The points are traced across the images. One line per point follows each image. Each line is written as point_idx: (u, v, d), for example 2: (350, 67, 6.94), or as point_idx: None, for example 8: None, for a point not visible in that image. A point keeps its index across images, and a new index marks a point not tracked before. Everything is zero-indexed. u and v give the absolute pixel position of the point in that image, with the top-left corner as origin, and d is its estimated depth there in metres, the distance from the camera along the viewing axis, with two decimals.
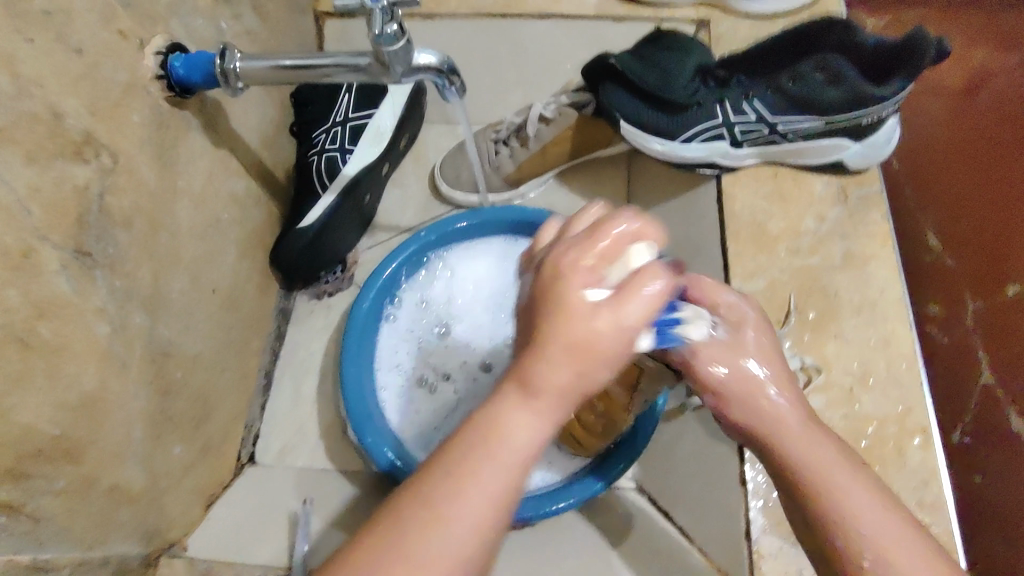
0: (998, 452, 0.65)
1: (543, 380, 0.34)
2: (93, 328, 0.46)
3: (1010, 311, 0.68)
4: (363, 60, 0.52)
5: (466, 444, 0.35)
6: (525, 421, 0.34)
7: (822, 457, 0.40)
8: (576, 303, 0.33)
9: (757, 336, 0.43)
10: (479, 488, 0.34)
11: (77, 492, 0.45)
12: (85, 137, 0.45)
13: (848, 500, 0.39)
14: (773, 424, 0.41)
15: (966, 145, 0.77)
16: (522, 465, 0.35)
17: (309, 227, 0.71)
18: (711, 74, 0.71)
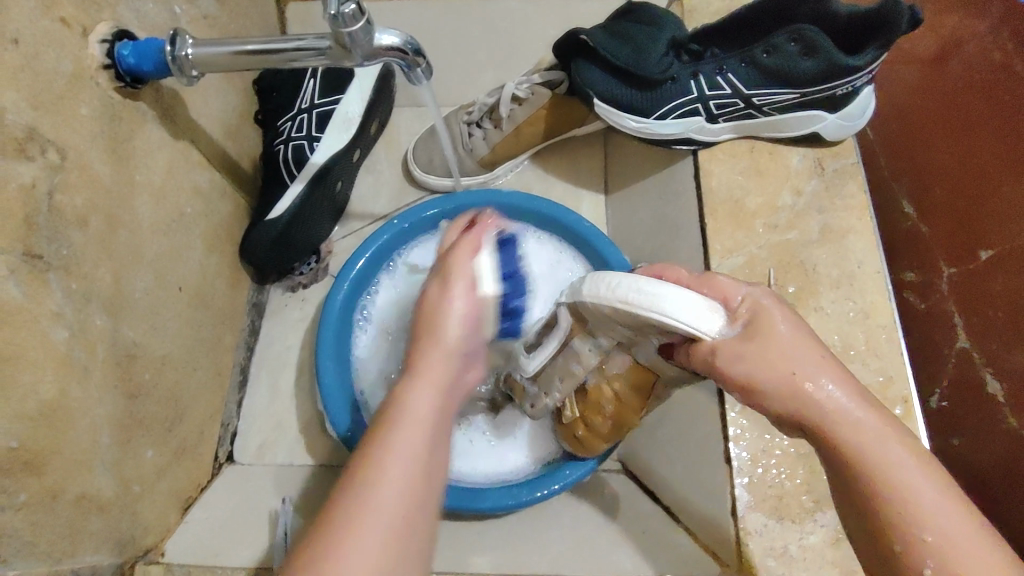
0: (973, 413, 0.65)
1: (432, 361, 0.40)
2: (50, 334, 0.44)
3: (979, 278, 0.67)
4: (325, 42, 0.50)
5: (382, 420, 0.39)
6: (421, 392, 0.39)
7: (883, 445, 0.38)
8: (458, 274, 0.43)
9: (785, 322, 0.42)
10: (403, 455, 0.37)
11: (41, 504, 0.44)
12: (28, 133, 0.43)
13: (908, 496, 0.37)
14: (827, 414, 0.39)
15: (933, 120, 0.74)
16: (426, 428, 0.38)
17: (278, 219, 0.69)
18: (684, 47, 0.70)
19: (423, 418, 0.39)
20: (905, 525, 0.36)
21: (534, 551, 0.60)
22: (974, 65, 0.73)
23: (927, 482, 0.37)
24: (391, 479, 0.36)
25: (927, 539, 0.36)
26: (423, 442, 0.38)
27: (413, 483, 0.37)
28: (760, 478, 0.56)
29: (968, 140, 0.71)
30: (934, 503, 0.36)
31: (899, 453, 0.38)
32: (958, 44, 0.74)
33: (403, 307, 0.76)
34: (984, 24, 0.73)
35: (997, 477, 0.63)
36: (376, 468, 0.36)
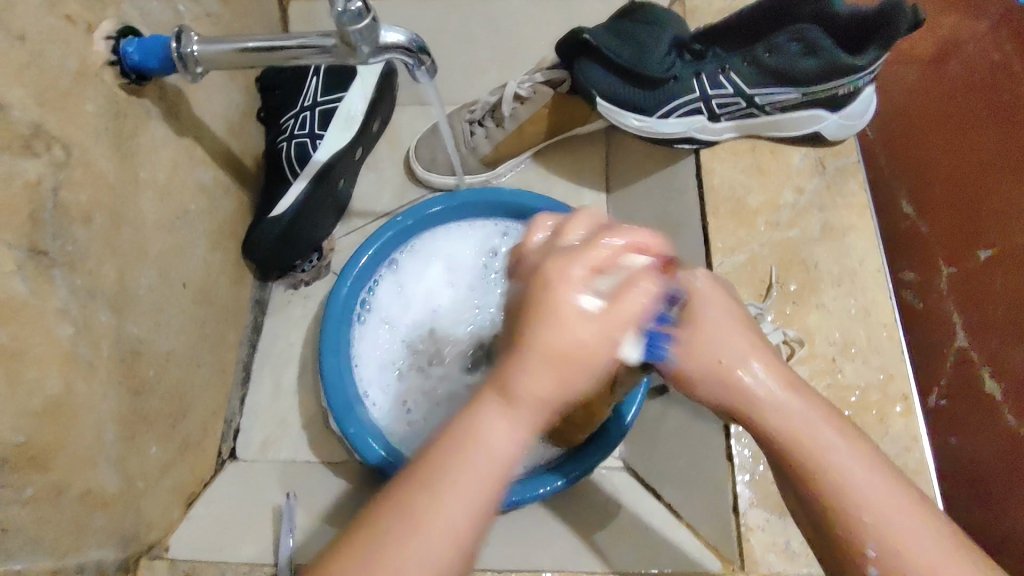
0: (973, 412, 0.65)
1: (519, 401, 0.33)
2: (55, 330, 0.44)
3: (979, 274, 0.67)
4: (329, 40, 0.50)
5: (447, 456, 0.33)
6: (504, 429, 0.33)
7: (813, 430, 0.37)
8: (568, 308, 0.33)
9: (710, 307, 0.40)
10: (461, 493, 0.32)
11: (46, 499, 0.44)
12: (34, 130, 0.43)
13: (844, 481, 0.36)
14: (754, 400, 0.38)
15: (925, 120, 0.75)
16: (499, 478, 0.33)
17: (280, 216, 0.69)
18: (687, 47, 0.71)
19: (498, 461, 0.33)
20: (844, 511, 0.36)
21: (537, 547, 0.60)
22: (975, 68, 0.73)
23: (859, 466, 0.36)
24: (440, 522, 0.32)
25: (864, 523, 0.36)
26: (485, 495, 0.33)
27: (464, 538, 0.32)
28: (763, 475, 0.57)
29: (971, 139, 0.71)
30: (869, 484, 0.36)
31: (829, 438, 0.37)
32: (956, 44, 0.75)
33: (400, 304, 0.76)
34: (983, 25, 0.74)
35: (995, 475, 0.63)
36: (437, 500, 0.32)
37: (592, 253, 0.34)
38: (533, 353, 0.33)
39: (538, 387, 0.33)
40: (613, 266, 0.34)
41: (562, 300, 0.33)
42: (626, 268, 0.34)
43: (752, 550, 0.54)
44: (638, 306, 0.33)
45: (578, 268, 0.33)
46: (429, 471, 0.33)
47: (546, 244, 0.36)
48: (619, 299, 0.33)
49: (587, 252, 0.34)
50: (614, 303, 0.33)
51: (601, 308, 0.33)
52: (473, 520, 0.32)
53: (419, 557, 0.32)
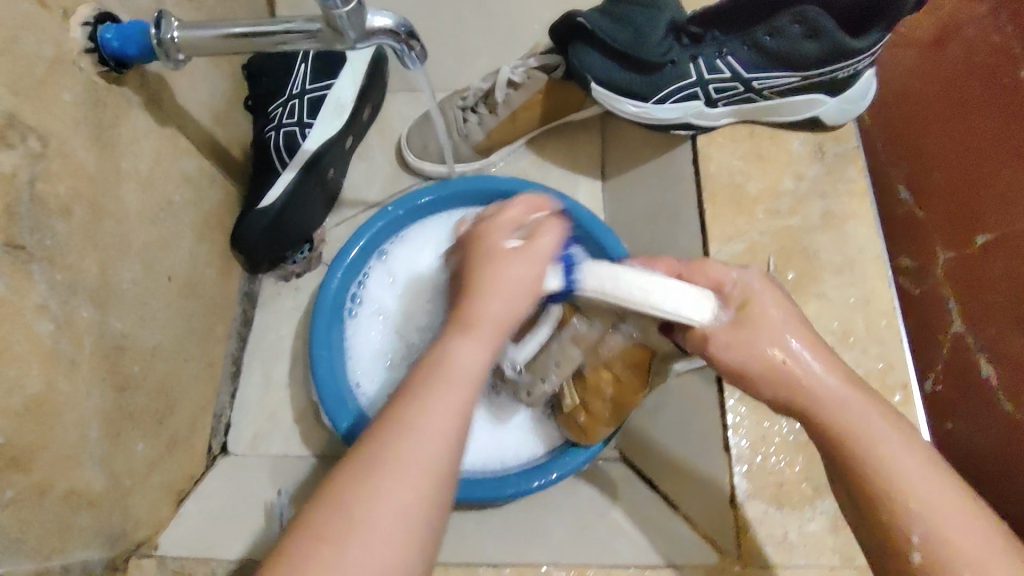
0: (968, 398, 0.65)
1: (483, 321, 0.41)
2: (35, 327, 0.43)
3: (972, 264, 0.66)
4: (315, 24, 0.48)
5: (428, 375, 0.39)
6: (471, 350, 0.40)
7: (861, 418, 0.40)
8: (496, 249, 0.42)
9: (766, 308, 0.44)
10: (440, 409, 0.38)
11: (29, 500, 0.43)
12: (7, 120, 0.41)
13: (895, 471, 0.39)
14: (812, 394, 0.41)
15: (924, 107, 0.74)
16: (471, 389, 0.39)
17: (270, 206, 0.68)
18: (685, 30, 0.69)
19: (471, 374, 0.40)
20: (893, 496, 0.39)
21: (533, 538, 0.59)
22: (975, 49, 0.69)
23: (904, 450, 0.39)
24: (418, 452, 0.37)
25: (912, 510, 0.38)
26: (462, 404, 0.39)
27: (437, 462, 0.37)
28: (761, 466, 0.56)
29: (969, 125, 0.69)
30: (917, 473, 0.39)
31: (884, 430, 0.40)
32: (955, 27, 0.72)
33: (395, 298, 0.75)
34: (984, 6, 0.69)
35: (992, 461, 0.62)
36: (405, 438, 0.37)
37: (510, 211, 0.44)
38: (482, 286, 0.41)
39: (500, 310, 0.41)
40: (527, 221, 0.44)
41: (490, 246, 0.42)
42: (535, 225, 0.43)
43: (750, 541, 0.53)
44: (550, 248, 0.42)
45: (501, 224, 0.44)
46: (413, 388, 0.39)
47: (480, 215, 0.47)
48: (533, 243, 0.42)
49: (506, 213, 0.44)
50: (527, 253, 0.42)
51: (517, 249, 0.42)
52: (446, 447, 0.37)
53: (396, 483, 0.36)
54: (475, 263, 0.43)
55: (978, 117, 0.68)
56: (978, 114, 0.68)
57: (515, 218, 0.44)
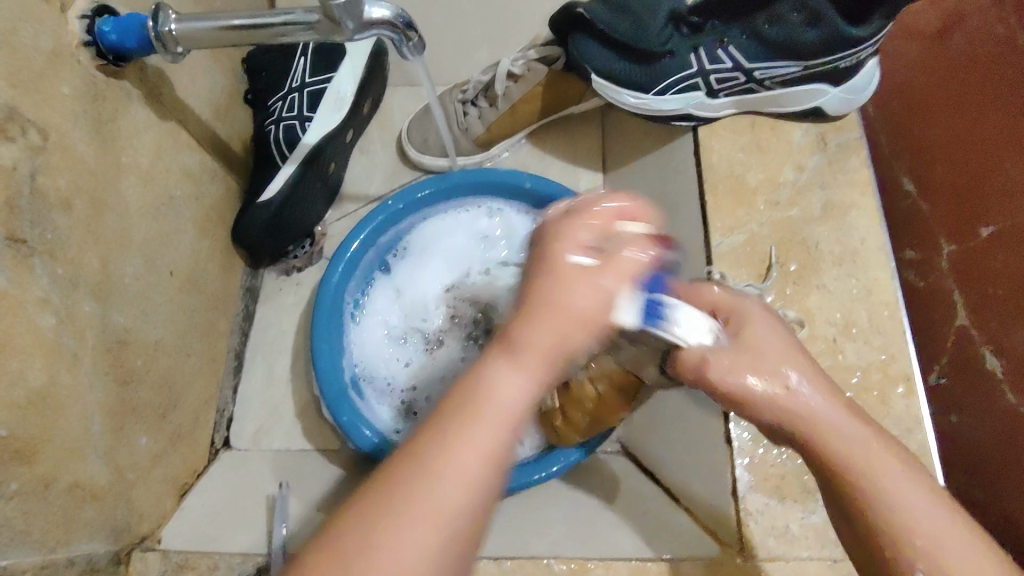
0: (969, 390, 0.65)
1: (537, 343, 0.34)
2: (36, 320, 0.43)
3: (978, 254, 0.66)
4: (313, 15, 0.48)
5: (470, 400, 0.34)
6: (516, 379, 0.34)
7: (867, 448, 0.38)
8: (564, 265, 0.35)
9: (764, 333, 0.43)
10: (481, 437, 0.33)
11: (33, 493, 0.43)
12: (6, 113, 0.41)
13: (900, 504, 0.37)
14: (815, 421, 0.39)
15: (932, 98, 0.73)
16: (513, 421, 0.33)
17: (270, 200, 0.67)
18: (685, 20, 0.68)
19: (512, 407, 0.34)
20: (895, 530, 0.36)
21: (535, 532, 0.59)
22: (978, 40, 0.70)
23: (911, 484, 0.37)
24: (458, 465, 0.32)
25: (915, 541, 0.36)
26: (501, 435, 0.33)
27: (480, 481, 0.32)
28: (762, 459, 0.56)
29: (972, 116, 0.69)
30: (920, 506, 0.37)
31: (888, 463, 0.38)
32: (959, 17, 0.72)
33: (398, 309, 0.75)
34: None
35: (991, 454, 0.62)
36: (447, 456, 0.32)
37: (594, 220, 0.37)
38: (541, 309, 0.35)
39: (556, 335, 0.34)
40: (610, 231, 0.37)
41: (556, 262, 0.35)
42: (619, 243, 0.36)
43: (752, 533, 0.53)
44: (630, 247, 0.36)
45: (581, 234, 0.36)
46: (449, 412, 0.34)
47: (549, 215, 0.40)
48: (613, 258, 0.36)
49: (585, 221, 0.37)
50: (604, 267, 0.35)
51: (590, 268, 0.35)
52: (484, 472, 0.32)
53: (434, 496, 0.31)
54: (539, 284, 0.35)
55: (983, 108, 0.68)
56: (984, 104, 0.68)
57: (600, 229, 0.37)
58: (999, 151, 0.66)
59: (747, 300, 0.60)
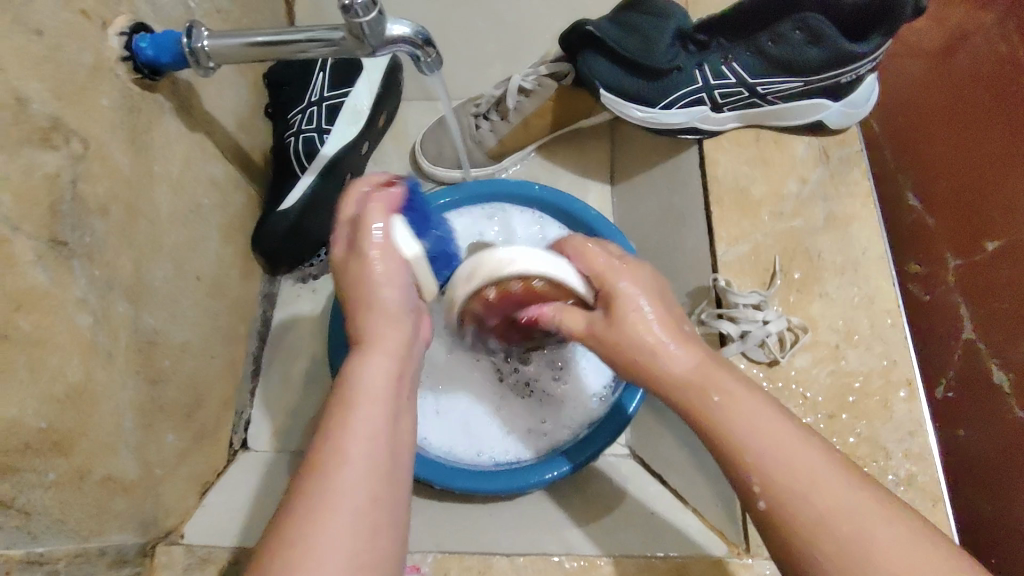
0: (975, 403, 0.67)
1: (380, 327, 0.44)
2: (75, 319, 0.45)
3: (982, 268, 0.68)
4: (337, 33, 0.51)
5: (340, 398, 0.40)
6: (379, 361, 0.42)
7: (748, 414, 0.40)
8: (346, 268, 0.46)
9: (647, 310, 0.45)
10: (365, 417, 0.38)
11: (69, 484, 0.45)
12: (52, 123, 0.44)
13: (736, 428, 0.39)
14: (725, 419, 0.40)
15: (936, 114, 0.77)
16: (384, 397, 0.40)
17: (289, 210, 0.70)
18: (691, 38, 0.70)
19: (379, 383, 0.41)
20: (820, 529, 0.35)
21: (544, 530, 0.60)
22: (981, 61, 0.74)
23: (760, 409, 0.40)
24: (354, 439, 0.37)
25: (747, 458, 0.38)
26: (381, 412, 0.39)
27: (373, 450, 0.37)
28: None
29: (975, 134, 0.73)
30: (851, 505, 0.36)
31: (809, 459, 0.38)
32: (964, 36, 0.76)
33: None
34: (992, 16, 0.75)
35: (1003, 468, 0.64)
36: (342, 432, 0.38)
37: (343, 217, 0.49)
38: (370, 300, 0.45)
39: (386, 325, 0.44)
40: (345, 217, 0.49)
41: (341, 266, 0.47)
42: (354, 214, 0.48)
43: (757, 533, 0.55)
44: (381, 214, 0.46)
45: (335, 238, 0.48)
46: (333, 407, 0.39)
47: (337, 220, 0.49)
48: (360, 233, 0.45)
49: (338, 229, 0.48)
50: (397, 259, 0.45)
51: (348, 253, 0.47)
52: (377, 441, 0.38)
53: (342, 468, 0.36)
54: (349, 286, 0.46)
55: (987, 127, 0.72)
56: (987, 125, 0.72)
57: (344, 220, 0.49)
58: (1004, 168, 0.69)
59: (751, 307, 0.62)
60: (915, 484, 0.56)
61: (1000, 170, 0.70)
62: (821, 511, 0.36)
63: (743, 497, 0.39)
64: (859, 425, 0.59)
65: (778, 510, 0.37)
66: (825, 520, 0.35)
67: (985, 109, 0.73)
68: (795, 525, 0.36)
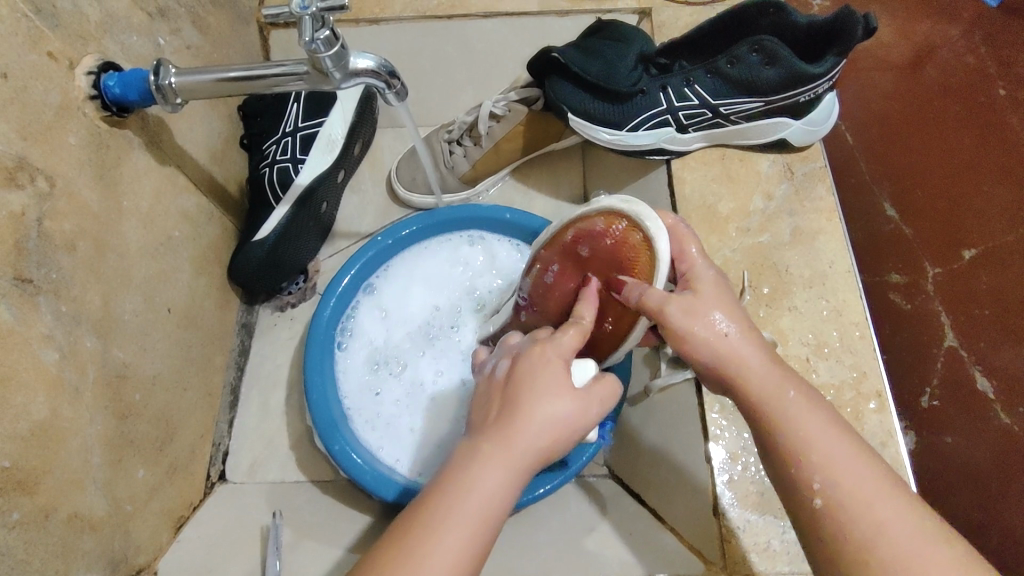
0: (961, 412, 0.67)
1: (514, 444, 0.41)
2: (41, 356, 0.46)
3: (962, 277, 0.71)
4: (302, 67, 0.52)
5: (444, 497, 0.40)
6: (500, 478, 0.40)
7: (803, 419, 0.43)
8: (549, 375, 0.43)
9: (715, 294, 0.47)
10: (451, 537, 0.38)
11: (34, 523, 0.44)
12: (18, 163, 0.45)
13: (805, 434, 0.42)
14: (788, 420, 0.43)
15: (907, 124, 0.79)
16: (484, 517, 0.40)
17: (264, 240, 0.71)
18: (653, 61, 0.73)
19: (488, 503, 0.40)
20: (873, 540, 0.39)
21: (522, 556, 0.61)
22: (948, 74, 0.81)
23: (821, 422, 0.43)
24: (433, 562, 0.38)
25: (812, 462, 0.41)
26: (470, 536, 0.39)
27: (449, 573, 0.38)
28: (741, 476, 0.58)
29: (944, 145, 0.77)
30: (904, 522, 0.39)
31: (864, 472, 0.41)
32: (932, 51, 0.82)
33: (385, 333, 0.77)
34: (955, 31, 0.83)
35: (989, 475, 0.65)
36: (430, 543, 0.38)
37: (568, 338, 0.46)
38: (521, 410, 0.42)
39: (534, 439, 0.41)
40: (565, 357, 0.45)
41: (542, 364, 0.44)
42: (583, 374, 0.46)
43: (739, 548, 0.55)
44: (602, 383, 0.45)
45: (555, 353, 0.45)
46: (431, 507, 0.40)
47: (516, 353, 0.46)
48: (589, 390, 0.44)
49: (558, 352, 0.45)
50: (587, 397, 0.44)
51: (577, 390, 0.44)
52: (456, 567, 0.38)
53: None
54: (525, 384, 0.43)
55: (957, 139, 0.77)
56: (956, 136, 0.78)
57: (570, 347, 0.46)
58: (977, 180, 0.75)
59: None
60: None
61: (976, 182, 0.75)
62: (878, 523, 0.39)
63: (795, 498, 0.42)
64: None
65: (834, 511, 0.40)
66: (877, 530, 0.39)
67: (955, 121, 0.78)
68: (848, 529, 0.40)
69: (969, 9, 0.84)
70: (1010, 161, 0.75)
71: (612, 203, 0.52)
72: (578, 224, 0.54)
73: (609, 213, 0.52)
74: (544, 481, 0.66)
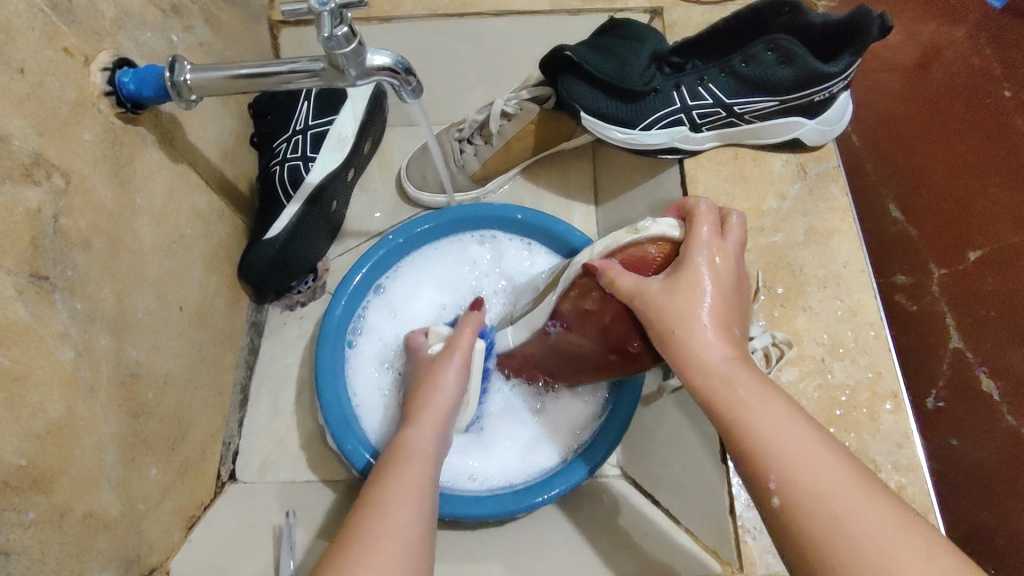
0: (970, 413, 0.67)
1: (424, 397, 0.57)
2: (57, 354, 0.45)
3: (967, 277, 0.71)
4: (318, 64, 0.52)
5: (391, 470, 0.50)
6: (426, 434, 0.54)
7: (758, 410, 0.41)
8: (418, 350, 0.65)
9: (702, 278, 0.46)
10: (401, 496, 0.47)
11: (48, 522, 0.44)
12: (34, 159, 0.44)
13: (760, 423, 0.41)
14: (743, 409, 0.41)
15: (913, 123, 0.79)
16: (425, 465, 0.50)
17: (275, 238, 0.70)
18: (666, 61, 0.73)
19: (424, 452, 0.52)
20: (826, 535, 0.36)
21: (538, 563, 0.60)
22: (956, 74, 0.80)
23: (782, 414, 0.41)
24: (393, 515, 0.45)
25: (766, 458, 0.39)
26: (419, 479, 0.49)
27: (412, 519, 0.46)
28: None
29: (953, 146, 0.77)
30: (867, 517, 0.36)
31: (828, 465, 0.38)
32: (937, 53, 0.82)
33: (396, 334, 0.76)
34: (962, 32, 0.82)
35: (998, 475, 0.65)
36: (382, 510, 0.46)
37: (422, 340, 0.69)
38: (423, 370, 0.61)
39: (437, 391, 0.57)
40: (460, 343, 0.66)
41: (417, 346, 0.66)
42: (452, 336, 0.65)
43: (749, 551, 0.55)
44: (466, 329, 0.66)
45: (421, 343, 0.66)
46: (383, 484, 0.48)
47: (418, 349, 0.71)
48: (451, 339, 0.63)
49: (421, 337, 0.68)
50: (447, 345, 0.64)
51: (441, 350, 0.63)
52: (411, 520, 0.45)
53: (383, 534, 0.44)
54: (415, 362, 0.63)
55: (965, 139, 0.77)
56: (963, 136, 0.77)
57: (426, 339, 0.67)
58: (987, 182, 0.74)
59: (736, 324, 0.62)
60: (907, 495, 0.56)
61: (983, 182, 0.74)
62: (837, 517, 0.36)
63: (755, 493, 0.40)
64: (847, 438, 0.59)
65: (790, 508, 0.38)
66: (836, 524, 0.36)
67: (961, 121, 0.78)
68: (807, 525, 0.37)
69: (975, 10, 0.84)
70: (1016, 161, 0.74)
71: (664, 231, 0.50)
72: (627, 250, 0.51)
73: (663, 241, 0.50)
74: (555, 484, 0.66)
